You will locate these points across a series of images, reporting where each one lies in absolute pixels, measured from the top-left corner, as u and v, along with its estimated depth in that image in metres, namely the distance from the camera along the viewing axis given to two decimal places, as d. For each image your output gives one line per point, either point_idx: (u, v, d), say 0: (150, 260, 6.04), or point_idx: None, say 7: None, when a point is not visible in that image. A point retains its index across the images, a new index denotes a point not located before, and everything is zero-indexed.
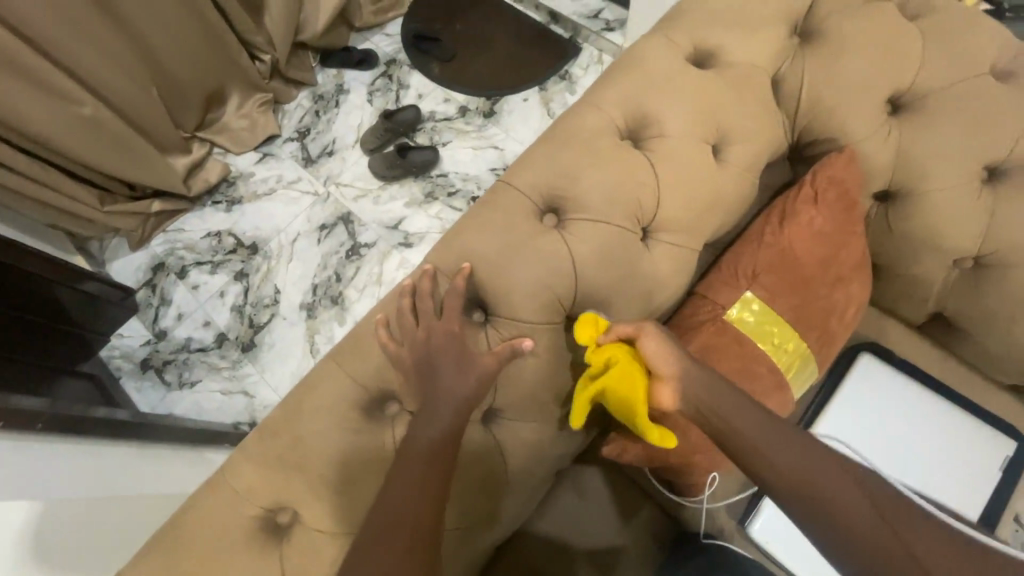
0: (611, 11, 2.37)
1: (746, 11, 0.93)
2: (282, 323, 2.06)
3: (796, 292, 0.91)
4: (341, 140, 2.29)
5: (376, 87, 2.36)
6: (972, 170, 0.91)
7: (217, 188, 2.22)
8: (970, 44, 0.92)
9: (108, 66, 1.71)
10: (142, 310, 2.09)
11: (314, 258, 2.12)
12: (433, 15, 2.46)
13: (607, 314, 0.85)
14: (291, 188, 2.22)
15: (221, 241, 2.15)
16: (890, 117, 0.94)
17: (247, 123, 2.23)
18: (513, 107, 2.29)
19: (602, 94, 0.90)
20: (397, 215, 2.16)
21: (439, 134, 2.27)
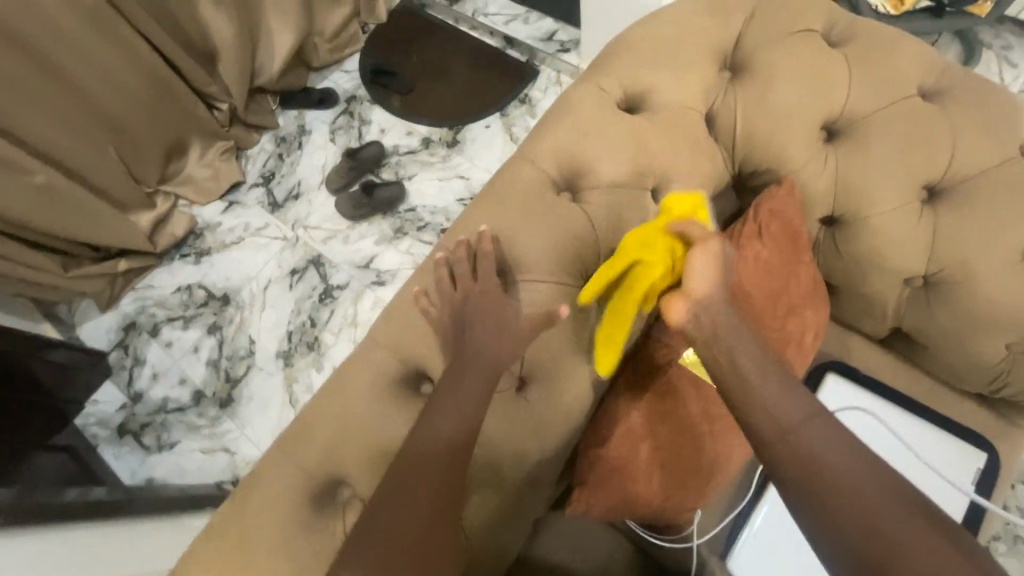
0: (565, 31, 2.38)
1: (673, 51, 0.94)
2: (259, 375, 2.02)
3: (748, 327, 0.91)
4: (307, 181, 2.27)
5: (338, 125, 2.34)
6: (911, 191, 0.91)
7: (185, 242, 2.19)
8: (895, 66, 0.93)
9: (60, 134, 1.69)
10: (115, 372, 2.04)
11: (287, 305, 2.10)
12: (389, 47, 2.45)
13: (558, 372, 0.86)
14: (259, 235, 2.19)
15: (192, 295, 2.12)
16: (827, 143, 0.94)
17: (211, 172, 2.20)
18: (475, 134, 2.28)
19: (536, 148, 0.91)
20: (368, 253, 2.14)
21: (404, 168, 2.26)
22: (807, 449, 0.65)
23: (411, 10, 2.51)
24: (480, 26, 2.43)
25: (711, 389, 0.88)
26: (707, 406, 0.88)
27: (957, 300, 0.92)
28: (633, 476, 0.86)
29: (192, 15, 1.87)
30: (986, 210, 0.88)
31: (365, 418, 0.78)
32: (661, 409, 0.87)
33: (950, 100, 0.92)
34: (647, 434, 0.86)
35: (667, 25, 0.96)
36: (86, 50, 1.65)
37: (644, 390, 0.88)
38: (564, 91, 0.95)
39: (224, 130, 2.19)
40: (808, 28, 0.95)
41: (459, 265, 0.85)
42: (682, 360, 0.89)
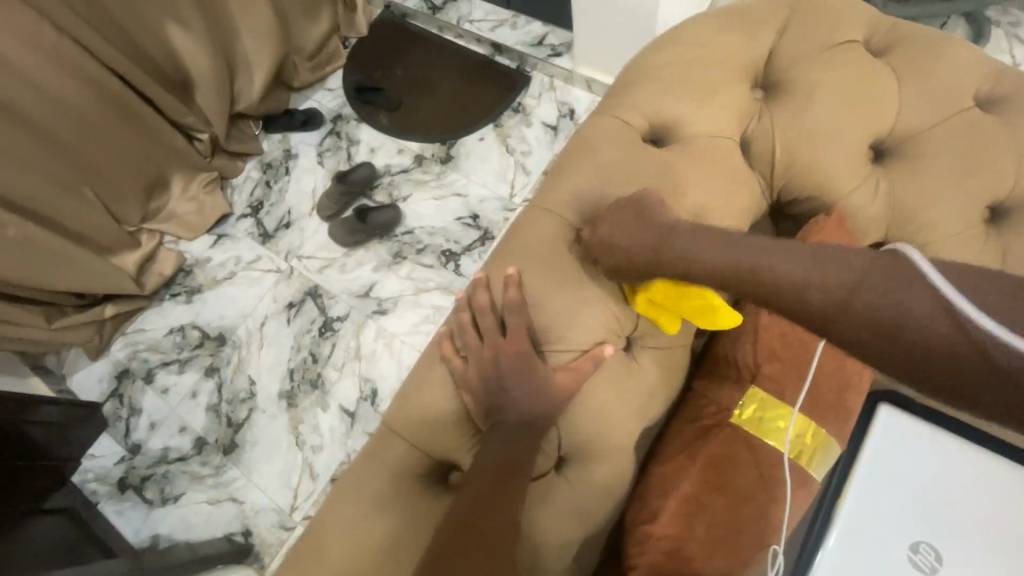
0: (556, 34, 2.15)
1: (700, 73, 0.84)
2: (263, 418, 1.83)
3: (803, 375, 0.82)
4: (297, 209, 2.07)
5: (325, 147, 2.15)
6: (973, 214, 0.82)
7: (174, 280, 2.00)
8: (948, 75, 0.83)
9: (33, 183, 1.55)
10: (111, 424, 1.87)
11: (286, 341, 1.91)
12: (373, 61, 2.26)
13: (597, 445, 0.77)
14: (251, 268, 2.00)
15: (185, 336, 1.94)
16: (875, 165, 0.85)
17: (194, 206, 2.00)
18: (470, 148, 2.09)
19: (556, 194, 0.82)
20: (367, 280, 1.95)
21: (397, 189, 2.07)
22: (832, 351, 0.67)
23: (391, 21, 2.33)
24: (467, 33, 2.22)
25: (767, 449, 0.79)
26: (766, 469, 0.79)
27: None
28: (693, 557, 0.76)
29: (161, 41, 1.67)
30: None
31: (393, 512, 0.72)
32: (715, 477, 0.78)
33: (1010, 109, 0.83)
34: (703, 507, 0.77)
35: (690, 44, 0.87)
36: (53, 94, 1.52)
37: (692, 454, 0.80)
38: (580, 126, 0.86)
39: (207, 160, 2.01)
40: (849, 39, 0.85)
41: (479, 336, 0.76)
42: (733, 419, 0.81)
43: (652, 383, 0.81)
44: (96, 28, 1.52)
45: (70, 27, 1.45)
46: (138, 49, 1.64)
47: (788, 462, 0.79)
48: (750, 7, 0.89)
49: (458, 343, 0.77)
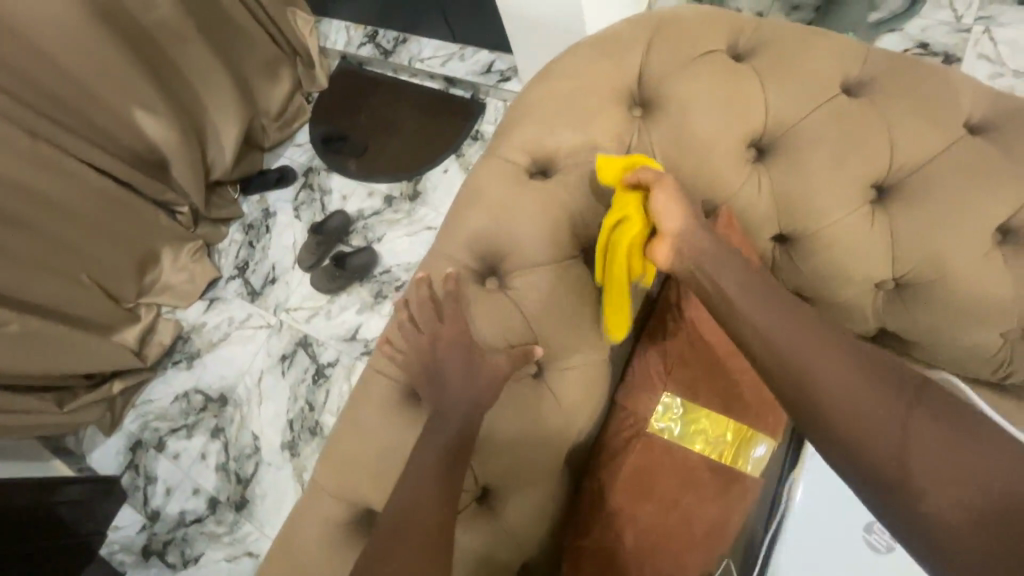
0: (502, 59, 2.04)
1: (576, 104, 0.89)
2: (270, 471, 1.77)
3: (716, 378, 0.85)
4: (280, 264, 2.01)
5: (299, 200, 2.07)
6: (860, 195, 0.84)
7: (174, 348, 1.98)
8: (813, 69, 0.86)
9: (25, 277, 1.56)
10: (130, 495, 1.85)
11: (283, 394, 1.84)
12: (338, 111, 2.15)
13: (519, 474, 0.81)
14: (244, 327, 1.95)
15: (190, 401, 1.90)
16: (757, 162, 0.88)
17: (186, 275, 1.97)
18: (434, 181, 1.98)
19: (454, 237, 0.87)
20: (352, 323, 1.87)
21: (371, 232, 1.97)
22: (855, 399, 0.62)
23: (350, 70, 2.21)
24: (417, 69, 2.11)
25: (687, 454, 0.82)
26: (688, 475, 0.81)
27: (937, 299, 0.84)
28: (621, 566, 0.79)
29: (128, 127, 1.67)
30: (941, 200, 0.81)
31: (329, 566, 0.75)
32: (640, 488, 0.81)
33: (879, 91, 0.85)
34: (630, 519, 0.80)
35: (567, 78, 0.92)
36: (31, 190, 1.52)
37: (616, 469, 0.82)
38: (475, 168, 0.91)
39: (191, 231, 1.98)
40: (709, 49, 0.89)
41: (390, 387, 0.80)
42: (650, 428, 0.84)
43: (570, 405, 0.83)
44: (71, 129, 1.56)
45: (45, 131, 1.50)
46: (108, 138, 1.65)
47: (709, 463, 0.82)
48: (621, 32, 0.94)
49: (371, 393, 0.81)
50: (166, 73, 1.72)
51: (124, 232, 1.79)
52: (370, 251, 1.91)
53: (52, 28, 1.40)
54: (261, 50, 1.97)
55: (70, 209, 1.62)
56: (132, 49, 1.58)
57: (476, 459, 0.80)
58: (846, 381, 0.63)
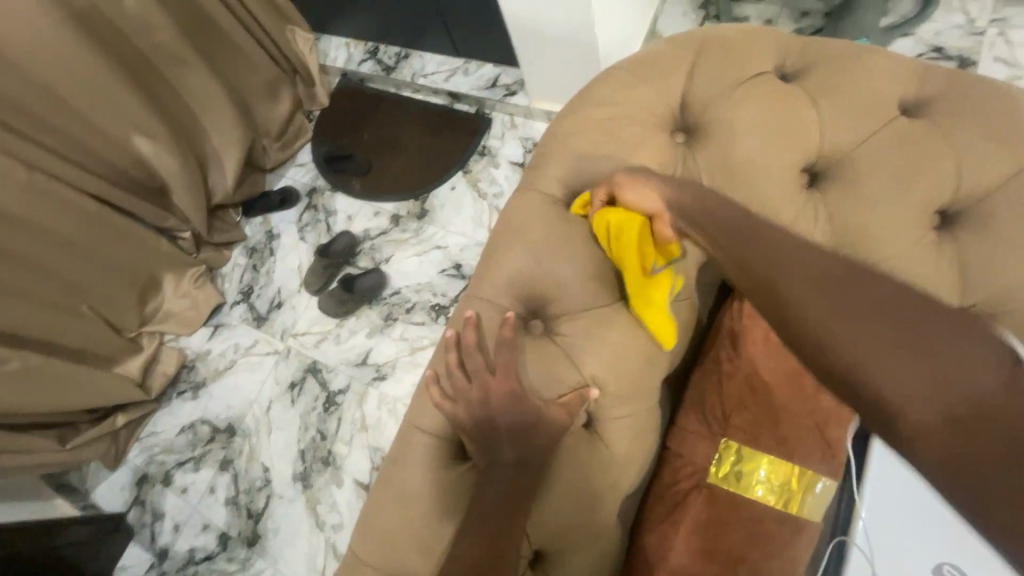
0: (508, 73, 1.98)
1: (613, 131, 0.84)
2: (282, 505, 1.69)
3: (776, 420, 0.78)
4: (287, 288, 1.94)
5: (305, 222, 2.01)
6: (923, 221, 0.79)
7: (179, 378, 1.91)
8: (864, 89, 0.81)
9: (24, 312, 1.49)
10: (137, 533, 1.77)
11: (294, 423, 1.77)
12: (342, 130, 2.10)
13: (573, 533, 0.74)
14: (251, 355, 1.89)
15: (196, 432, 1.83)
16: (810, 189, 0.83)
17: (189, 303, 1.90)
18: (443, 199, 1.92)
19: (490, 275, 0.81)
20: (362, 348, 1.80)
21: (380, 252, 1.91)
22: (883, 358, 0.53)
23: (353, 88, 2.17)
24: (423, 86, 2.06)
25: (752, 507, 0.76)
26: (753, 528, 0.75)
27: None
28: None
29: (127, 152, 1.61)
30: (1011, 225, 0.75)
31: None
32: (702, 544, 0.75)
33: (937, 111, 0.81)
34: None
35: (602, 102, 0.87)
36: (28, 223, 1.46)
37: (676, 523, 0.77)
38: (507, 201, 0.86)
39: (194, 256, 1.92)
40: (752, 70, 0.84)
41: (428, 440, 0.74)
42: (710, 479, 0.78)
43: (622, 456, 0.76)
44: (68, 156, 1.49)
45: (40, 161, 1.43)
46: (107, 165, 1.59)
47: (777, 516, 0.76)
48: (656, 53, 0.89)
49: (408, 446, 0.75)
50: (166, 97, 1.66)
51: (125, 261, 1.72)
52: (379, 272, 1.84)
53: (45, 50, 1.34)
54: (262, 70, 1.92)
55: (67, 239, 1.55)
56: (129, 73, 1.52)
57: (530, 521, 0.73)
58: (857, 321, 0.55)
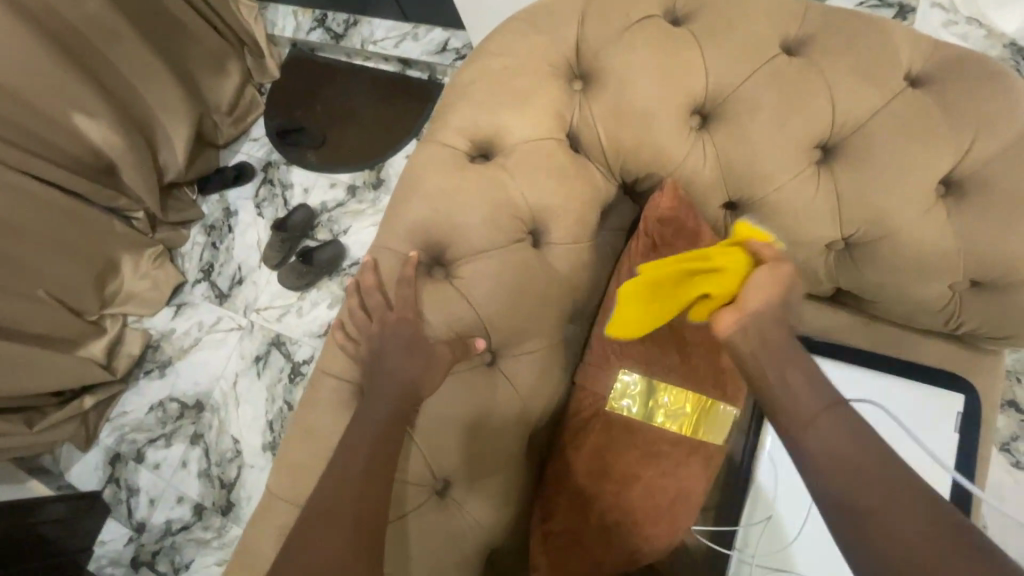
0: (457, 36, 1.93)
1: (511, 82, 0.86)
2: (253, 473, 1.73)
3: (672, 352, 0.83)
4: (246, 263, 1.95)
5: (260, 196, 2.00)
6: (805, 157, 0.83)
7: (144, 358, 1.91)
8: (749, 31, 0.84)
9: None
10: (114, 509, 1.80)
11: (260, 396, 1.79)
12: (289, 102, 2.07)
13: (485, 464, 0.80)
14: (214, 331, 1.90)
15: (165, 409, 1.85)
16: (700, 130, 0.86)
17: (149, 282, 1.91)
18: (397, 167, 1.91)
19: (394, 227, 0.83)
20: (324, 319, 1.82)
21: (336, 223, 1.91)
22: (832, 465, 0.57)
23: (299, 57, 2.13)
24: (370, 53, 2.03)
25: (646, 430, 0.82)
26: (649, 450, 0.81)
27: (884, 256, 0.85)
28: (590, 547, 0.81)
29: (68, 132, 1.57)
30: (883, 158, 0.80)
31: None
32: (601, 468, 0.81)
33: (817, 48, 0.84)
34: (594, 498, 0.81)
35: (499, 56, 0.88)
36: None
37: (579, 449, 0.82)
38: (413, 153, 0.88)
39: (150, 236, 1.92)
40: (644, 15, 0.86)
41: (344, 386, 0.79)
42: (609, 407, 0.83)
43: (526, 391, 0.82)
44: (8, 138, 1.45)
45: None
46: (51, 146, 1.55)
47: (670, 438, 0.82)
48: (553, 2, 0.91)
49: (324, 394, 0.79)
50: (104, 73, 1.61)
51: (76, 243, 1.70)
52: (336, 244, 1.85)
53: None
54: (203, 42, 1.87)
55: (14, 223, 1.53)
56: (65, 49, 1.48)
57: (423, 455, 0.78)
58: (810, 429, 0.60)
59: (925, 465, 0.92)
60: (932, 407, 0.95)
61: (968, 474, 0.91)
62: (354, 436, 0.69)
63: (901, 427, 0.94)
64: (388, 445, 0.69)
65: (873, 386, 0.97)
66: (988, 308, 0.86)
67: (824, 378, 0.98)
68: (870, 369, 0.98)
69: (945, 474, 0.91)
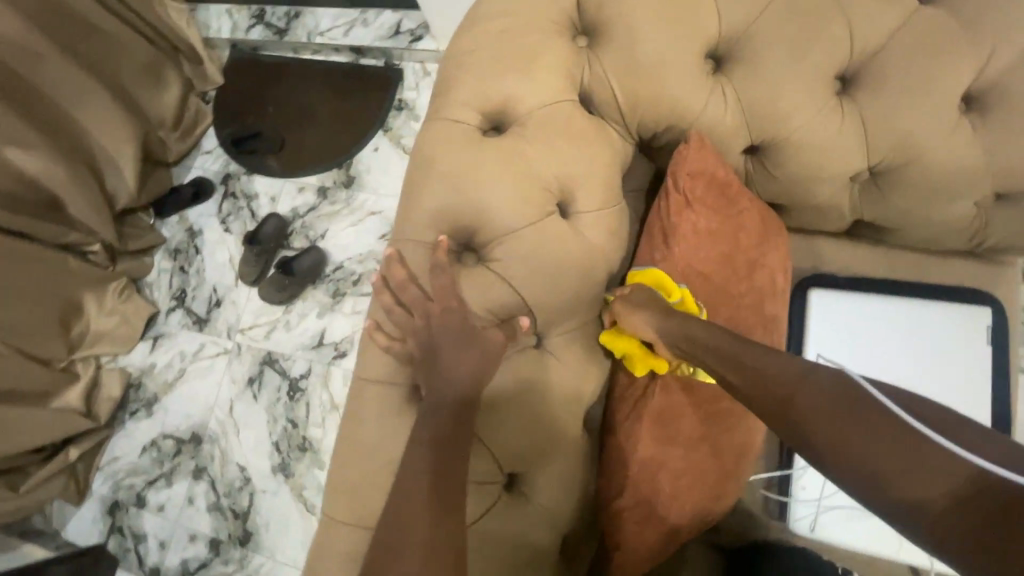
0: (410, 17, 1.84)
1: (514, 46, 0.80)
2: (267, 499, 1.65)
3: (717, 306, 0.81)
4: (222, 283, 1.83)
5: (225, 212, 1.88)
6: (826, 89, 0.80)
7: (127, 399, 1.79)
8: None
9: None
10: (122, 559, 1.69)
11: (261, 418, 1.70)
12: (242, 106, 1.93)
13: (546, 450, 0.76)
14: (199, 359, 1.78)
15: (160, 448, 1.73)
16: (716, 74, 0.83)
17: (119, 319, 1.76)
18: (368, 162, 1.82)
19: (413, 218, 0.77)
20: (316, 330, 1.73)
21: (313, 228, 1.81)
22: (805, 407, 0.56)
23: (244, 59, 1.98)
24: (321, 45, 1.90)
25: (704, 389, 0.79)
26: (709, 409, 0.79)
27: (911, 181, 0.84)
28: (662, 515, 0.79)
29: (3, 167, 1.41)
30: (903, 80, 0.78)
31: None
32: (664, 434, 0.78)
33: None
34: (660, 466, 0.78)
35: (495, 19, 0.82)
36: None
37: (638, 419, 0.79)
38: (419, 134, 0.82)
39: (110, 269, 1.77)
40: None
41: (387, 393, 0.73)
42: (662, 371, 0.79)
43: (576, 368, 0.79)
44: None
45: None
46: None
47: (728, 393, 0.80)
48: None
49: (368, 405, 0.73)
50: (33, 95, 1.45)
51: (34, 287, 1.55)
52: (316, 251, 1.75)
53: None
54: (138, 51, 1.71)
55: None
56: None
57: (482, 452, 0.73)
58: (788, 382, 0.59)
59: (964, 383, 0.93)
60: (963, 323, 0.95)
61: (1004, 383, 0.93)
62: (413, 443, 0.64)
63: (936, 347, 0.94)
64: (453, 448, 0.64)
65: (905, 314, 0.96)
66: (1011, 219, 0.87)
67: (856, 311, 0.98)
68: (899, 298, 0.97)
69: (983, 388, 0.93)
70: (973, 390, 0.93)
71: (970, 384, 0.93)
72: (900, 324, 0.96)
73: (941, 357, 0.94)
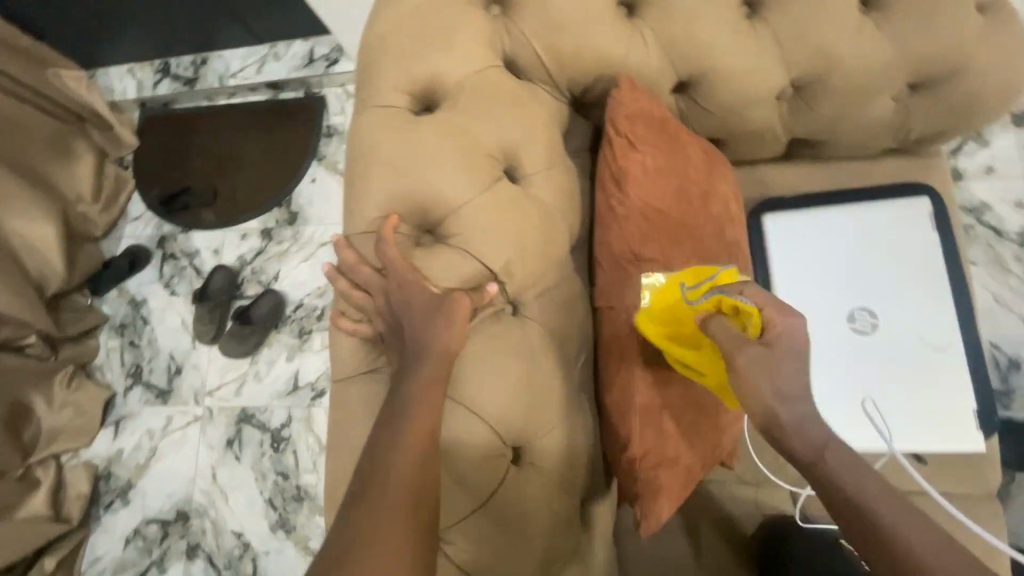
0: (321, 42, 1.76)
1: (430, 23, 0.79)
2: (273, 560, 1.53)
3: (682, 239, 0.82)
4: (179, 350, 1.71)
5: (167, 275, 1.77)
6: (736, 14, 0.83)
7: (98, 493, 1.62)
8: None
9: None
10: None
11: (249, 478, 1.58)
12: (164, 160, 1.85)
13: (549, 415, 0.74)
14: (170, 433, 1.64)
15: (145, 536, 1.58)
16: (632, 18, 0.84)
17: (72, 411, 1.62)
18: (307, 194, 1.76)
19: (364, 211, 0.74)
20: (288, 374, 1.64)
21: (264, 271, 1.73)
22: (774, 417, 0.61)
23: (156, 115, 1.90)
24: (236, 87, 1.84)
25: None
26: None
27: (833, 87, 0.88)
28: (676, 454, 0.78)
29: None
30: None
31: None
32: (659, 374, 0.78)
33: None
34: (662, 406, 0.78)
35: (405, 2, 0.81)
36: None
37: (632, 365, 0.78)
38: (351, 129, 0.79)
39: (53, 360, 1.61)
40: None
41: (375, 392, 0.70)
42: None
43: (560, 327, 0.78)
44: None
45: None
46: None
47: None
48: None
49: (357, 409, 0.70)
50: None
51: None
52: (271, 292, 1.68)
53: None
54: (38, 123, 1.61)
55: None
56: None
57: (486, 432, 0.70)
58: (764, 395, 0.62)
59: (922, 270, 0.97)
60: (907, 214, 1.00)
61: (955, 262, 0.98)
62: (411, 434, 0.60)
63: (890, 242, 0.98)
64: None
65: (855, 220, 1.00)
66: (927, 106, 0.92)
67: (812, 225, 1.00)
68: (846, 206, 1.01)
69: (939, 270, 0.97)
70: (932, 277, 0.96)
71: (927, 271, 0.97)
72: (852, 231, 0.99)
73: (896, 250, 0.98)
